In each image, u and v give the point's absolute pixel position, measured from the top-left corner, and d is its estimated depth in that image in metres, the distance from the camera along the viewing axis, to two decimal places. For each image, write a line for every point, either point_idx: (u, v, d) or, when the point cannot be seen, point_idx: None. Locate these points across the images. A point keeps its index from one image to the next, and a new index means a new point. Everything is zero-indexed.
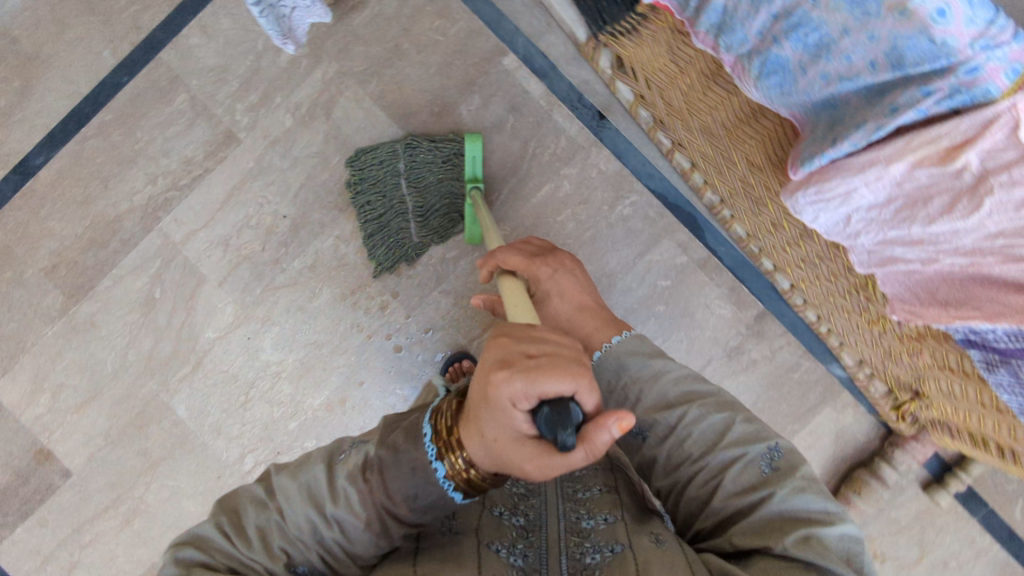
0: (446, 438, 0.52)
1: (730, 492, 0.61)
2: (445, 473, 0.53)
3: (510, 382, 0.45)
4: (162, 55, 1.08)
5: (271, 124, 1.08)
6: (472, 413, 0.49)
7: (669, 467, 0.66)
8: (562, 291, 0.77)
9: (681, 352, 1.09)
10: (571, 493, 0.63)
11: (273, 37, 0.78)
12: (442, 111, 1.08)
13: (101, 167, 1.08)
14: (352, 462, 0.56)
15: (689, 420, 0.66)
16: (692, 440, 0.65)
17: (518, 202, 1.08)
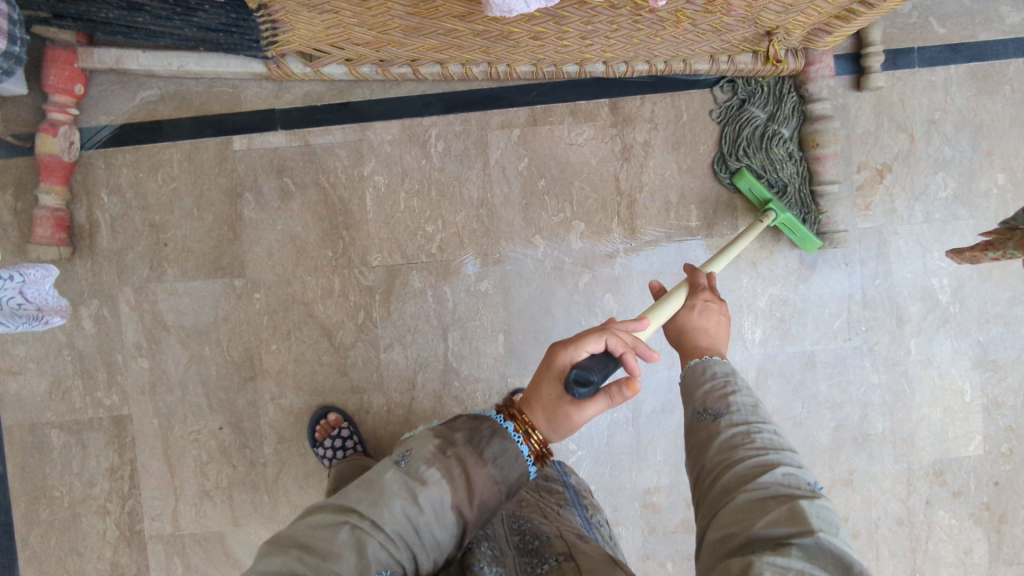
0: (521, 422, 0.56)
1: (779, 476, 0.53)
2: (527, 451, 0.55)
3: (568, 355, 0.58)
4: (6, 423, 1.03)
5: (135, 378, 1.03)
6: (534, 392, 0.58)
7: (725, 447, 0.57)
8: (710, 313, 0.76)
9: (589, 195, 1.05)
10: (530, 569, 0.59)
11: (33, 327, 0.76)
12: (237, 232, 1.03)
13: (61, 544, 1.04)
14: (423, 452, 0.54)
15: (766, 436, 0.58)
16: (768, 442, 0.57)
17: (362, 229, 1.04)
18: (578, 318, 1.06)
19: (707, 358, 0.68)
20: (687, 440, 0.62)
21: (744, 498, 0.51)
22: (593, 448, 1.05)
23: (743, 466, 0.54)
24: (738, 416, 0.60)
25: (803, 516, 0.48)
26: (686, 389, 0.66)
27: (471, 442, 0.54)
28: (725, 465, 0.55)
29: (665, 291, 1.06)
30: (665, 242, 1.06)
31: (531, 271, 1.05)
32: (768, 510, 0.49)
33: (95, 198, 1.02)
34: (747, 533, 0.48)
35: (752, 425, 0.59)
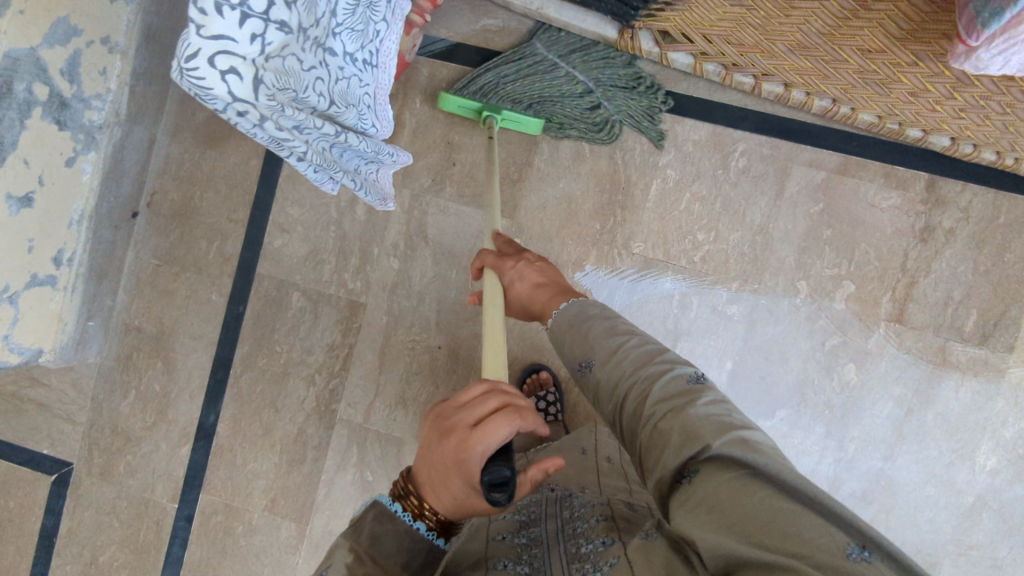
0: (412, 500, 0.53)
1: (662, 398, 0.57)
2: (426, 527, 0.54)
3: (478, 450, 0.49)
4: (260, 271, 1.11)
5: (381, 273, 1.09)
6: (436, 479, 0.52)
7: (611, 388, 0.62)
8: (523, 273, 0.80)
9: (869, 261, 1.02)
10: (572, 530, 0.57)
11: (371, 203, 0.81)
12: (521, 175, 1.06)
13: (265, 394, 1.11)
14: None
15: (641, 351, 0.63)
16: (638, 360, 0.62)
17: (636, 214, 1.05)
18: (812, 376, 1.03)
19: (559, 310, 0.73)
20: (586, 391, 0.68)
21: (650, 429, 0.56)
22: None
23: (635, 394, 0.59)
24: (602, 361, 0.64)
25: (696, 431, 0.51)
26: (561, 348, 0.71)
27: (360, 547, 0.51)
28: (633, 389, 0.60)
29: (911, 383, 1.01)
30: (931, 334, 1.01)
31: (783, 313, 1.03)
32: (666, 432, 0.53)
33: (409, 101, 1.08)
34: (658, 466, 0.52)
35: (618, 353, 0.64)
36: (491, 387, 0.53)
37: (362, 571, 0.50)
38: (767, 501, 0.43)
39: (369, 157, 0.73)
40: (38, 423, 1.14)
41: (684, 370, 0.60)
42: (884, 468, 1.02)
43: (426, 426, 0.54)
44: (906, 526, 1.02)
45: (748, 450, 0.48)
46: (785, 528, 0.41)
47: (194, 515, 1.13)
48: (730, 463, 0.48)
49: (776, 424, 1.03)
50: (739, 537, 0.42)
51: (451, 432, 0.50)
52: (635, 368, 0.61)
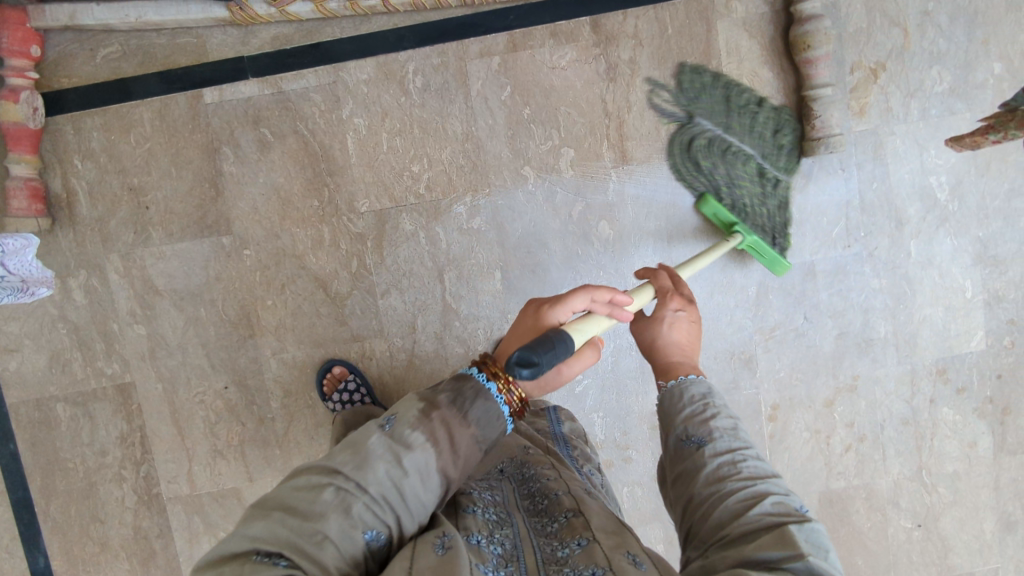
0: (497, 366, 0.55)
1: (771, 513, 0.52)
2: (501, 395, 0.54)
3: (554, 313, 0.61)
4: (10, 400, 1.03)
5: (132, 345, 1.02)
6: (526, 334, 0.61)
7: (712, 478, 0.56)
8: (678, 323, 0.72)
9: (575, 120, 1.02)
10: (545, 528, 0.64)
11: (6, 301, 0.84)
12: (218, 188, 1.01)
13: (82, 514, 1.05)
14: (408, 414, 0.52)
15: (752, 465, 0.57)
16: (755, 471, 0.56)
17: (347, 175, 1.01)
18: (575, 248, 1.04)
19: (677, 381, 0.65)
20: (669, 470, 0.61)
21: (744, 528, 0.51)
22: (599, 376, 1.05)
23: (741, 499, 0.54)
24: (720, 443, 0.58)
25: (792, 537, 0.49)
26: (663, 422, 0.63)
27: (460, 404, 0.53)
28: (717, 488, 0.55)
29: (660, 213, 1.04)
30: (657, 162, 1.04)
31: (523, 204, 1.03)
32: (750, 534, 0.50)
33: (71, 165, 0.99)
34: (738, 555, 0.49)
35: (727, 450, 0.58)
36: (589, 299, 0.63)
37: (441, 429, 0.51)
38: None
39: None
40: None
41: (792, 496, 0.55)
42: None
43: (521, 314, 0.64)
44: (714, 337, 1.07)
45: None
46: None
47: None
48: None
49: None
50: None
51: (535, 309, 0.62)
52: (749, 477, 0.56)
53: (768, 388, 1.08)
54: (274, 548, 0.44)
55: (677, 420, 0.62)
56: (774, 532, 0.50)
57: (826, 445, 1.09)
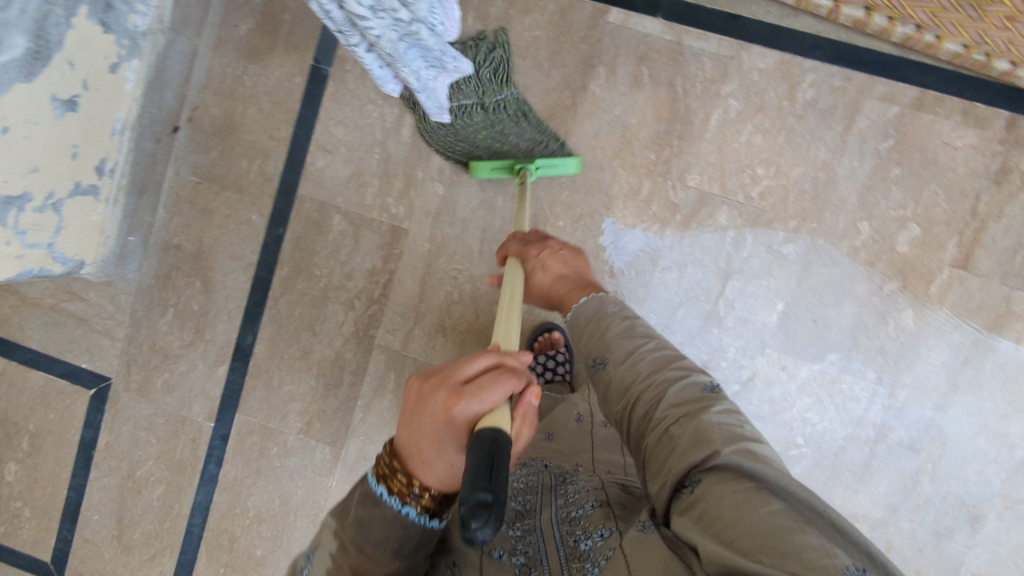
0: (399, 481, 0.52)
1: (675, 404, 0.62)
2: (415, 511, 0.52)
3: (469, 407, 0.49)
4: (301, 192, 1.08)
5: (424, 198, 1.06)
6: (427, 453, 0.50)
7: (621, 391, 0.67)
8: (545, 264, 0.86)
9: (938, 202, 0.97)
10: (567, 515, 0.62)
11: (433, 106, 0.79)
12: (575, 100, 1.02)
13: (303, 318, 1.10)
14: (321, 559, 0.54)
15: (653, 356, 0.67)
16: (654, 362, 0.66)
17: (695, 146, 1.00)
18: (867, 321, 0.99)
19: (581, 304, 0.78)
20: (597, 394, 0.71)
21: (668, 429, 0.60)
22: (820, 451, 1.01)
23: (650, 402, 0.63)
24: (616, 354, 0.69)
25: (704, 433, 0.57)
26: (581, 347, 0.75)
27: (354, 535, 0.53)
28: (653, 383, 0.64)
29: (970, 333, 0.98)
30: (997, 283, 0.97)
31: (841, 255, 0.99)
32: (675, 439, 0.58)
33: (463, 19, 1.03)
34: (670, 472, 0.56)
35: (632, 354, 0.68)
36: (497, 360, 0.53)
37: (352, 561, 0.53)
38: (769, 516, 0.48)
39: (436, 61, 0.70)
40: (78, 335, 1.15)
41: (700, 381, 0.65)
42: (935, 418, 0.99)
43: (411, 393, 0.53)
44: (954, 478, 0.99)
45: (755, 461, 0.53)
46: (792, 542, 0.45)
47: (230, 435, 1.14)
48: (735, 471, 0.53)
49: (826, 368, 1.00)
50: (739, 551, 0.47)
51: (432, 397, 0.51)
52: (649, 371, 0.66)
53: (979, 556, 1.00)
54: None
55: (590, 348, 0.73)
56: (686, 438, 0.57)
57: None
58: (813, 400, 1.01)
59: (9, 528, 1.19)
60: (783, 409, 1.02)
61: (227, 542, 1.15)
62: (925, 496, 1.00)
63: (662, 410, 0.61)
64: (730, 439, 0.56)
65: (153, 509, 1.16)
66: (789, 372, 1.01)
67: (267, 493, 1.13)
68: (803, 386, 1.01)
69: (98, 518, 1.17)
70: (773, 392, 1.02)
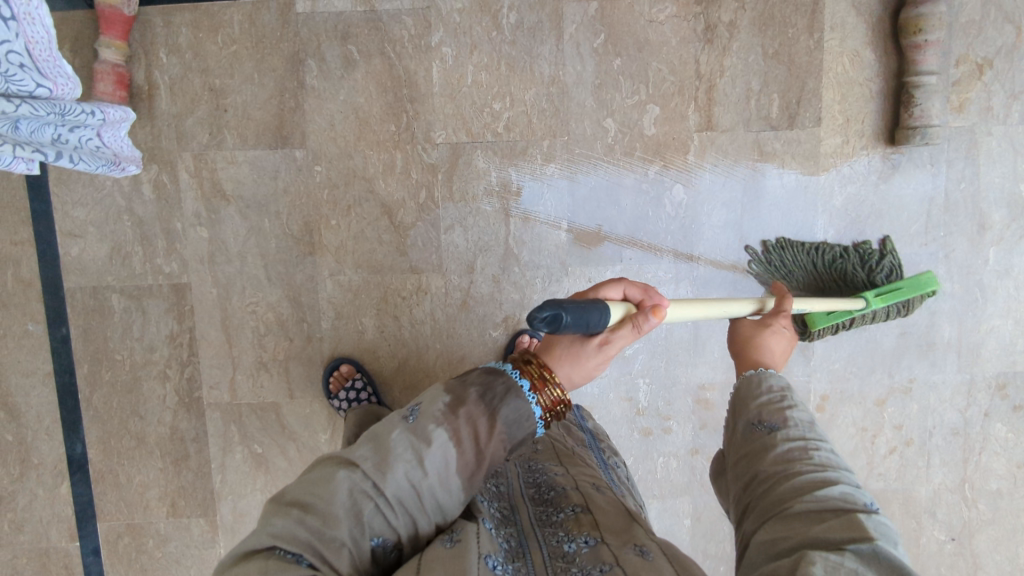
0: (535, 371, 0.53)
1: (838, 495, 0.50)
2: (540, 404, 0.52)
3: (612, 293, 0.58)
4: (68, 285, 1.03)
5: (192, 247, 1.02)
6: (565, 351, 0.54)
7: (781, 459, 0.54)
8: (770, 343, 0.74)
9: (665, 77, 1.00)
10: (546, 517, 0.63)
11: (101, 169, 0.78)
12: (298, 100, 0.99)
13: (124, 407, 1.06)
14: (429, 411, 0.51)
15: (824, 454, 0.55)
16: (825, 460, 0.54)
17: (428, 103, 1.00)
18: (646, 209, 1.02)
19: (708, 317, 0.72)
20: (739, 454, 0.59)
21: (805, 502, 0.49)
22: (651, 341, 1.06)
23: (809, 475, 0.52)
24: (795, 430, 0.57)
25: (858, 523, 0.46)
26: (738, 404, 0.62)
27: (484, 399, 0.51)
28: (785, 456, 0.54)
29: (738, 187, 1.02)
30: (742, 132, 1.01)
31: (599, 157, 1.01)
32: (823, 512, 0.48)
33: (156, 58, 0.99)
34: (803, 532, 0.47)
35: (812, 432, 0.57)
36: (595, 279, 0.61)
37: (468, 435, 0.50)
38: None
39: (71, 121, 0.68)
40: None
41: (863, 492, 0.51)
42: (737, 273, 1.04)
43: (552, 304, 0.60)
44: None
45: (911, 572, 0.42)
46: None
47: (100, 546, 1.09)
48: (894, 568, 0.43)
49: (628, 264, 1.04)
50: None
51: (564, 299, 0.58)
52: (826, 465, 0.53)
53: (820, 380, 1.07)
54: (294, 547, 0.45)
55: (751, 413, 0.60)
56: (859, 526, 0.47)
57: (870, 444, 1.09)
58: None
59: None
60: None
61: None
62: None
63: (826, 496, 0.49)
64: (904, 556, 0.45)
65: None
66: (597, 281, 1.04)
67: None
68: None
69: None
70: None
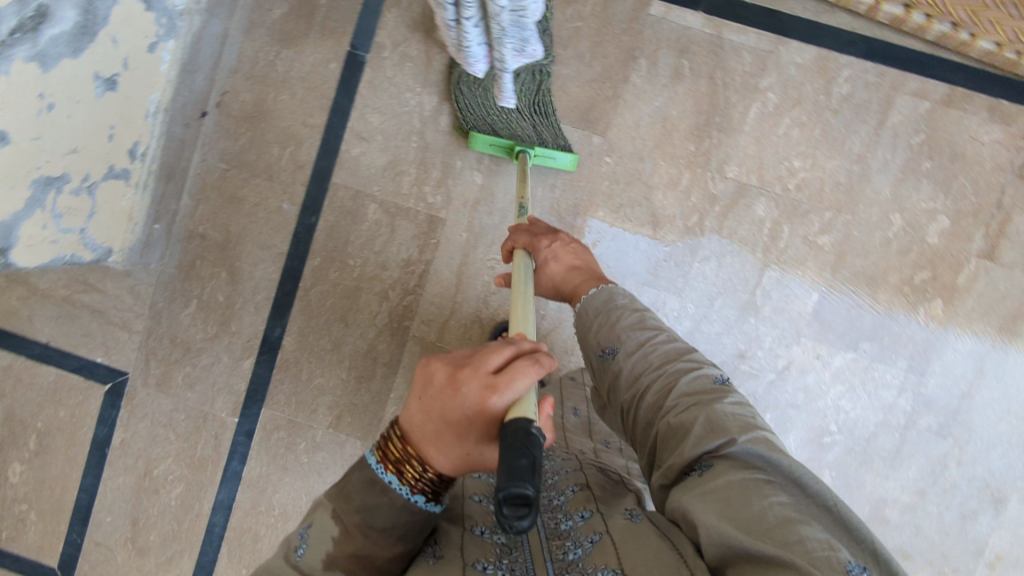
0: (411, 469, 0.50)
1: (687, 393, 0.63)
2: (422, 493, 0.51)
3: (499, 400, 0.49)
4: (335, 180, 1.06)
5: (461, 188, 1.05)
6: (449, 440, 0.50)
7: (632, 379, 0.68)
8: (557, 256, 0.84)
9: (966, 193, 1.00)
10: (548, 503, 0.62)
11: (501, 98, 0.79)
12: (616, 91, 1.02)
13: (334, 309, 1.07)
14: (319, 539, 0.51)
15: (661, 350, 0.69)
16: (664, 358, 0.68)
17: (733, 138, 1.02)
18: (898, 311, 1.02)
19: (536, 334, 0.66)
20: (601, 382, 0.73)
21: (670, 420, 0.61)
22: (853, 438, 1.03)
23: (658, 389, 0.65)
24: (626, 345, 0.70)
25: (719, 423, 0.57)
26: (583, 332, 0.75)
27: (364, 516, 0.51)
28: (639, 381, 0.67)
29: (995, 323, 1.02)
30: (1020, 274, 1.00)
31: (874, 246, 1.01)
32: (688, 425, 0.59)
33: None
34: (681, 453, 0.57)
35: (647, 342, 0.70)
36: (514, 351, 0.53)
37: (357, 548, 0.51)
38: (770, 507, 0.48)
39: (519, 44, 0.68)
40: (93, 329, 1.10)
41: (709, 371, 0.66)
42: (962, 404, 1.02)
43: (435, 368, 0.52)
44: (980, 461, 1.03)
45: (768, 448, 0.54)
46: (792, 532, 0.46)
47: (255, 430, 1.10)
48: (749, 460, 0.54)
49: (860, 356, 1.03)
50: (742, 530, 0.47)
51: (466, 390, 0.50)
52: (662, 363, 0.67)
53: (1001, 537, 1.04)
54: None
55: (591, 342, 0.73)
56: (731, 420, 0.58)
57: None
58: (846, 388, 1.03)
59: (14, 532, 1.14)
60: (818, 397, 1.03)
61: (251, 542, 1.11)
62: (953, 481, 1.04)
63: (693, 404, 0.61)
64: (747, 430, 0.57)
65: (171, 509, 1.12)
66: (824, 360, 1.03)
67: (293, 489, 1.10)
68: (837, 374, 1.03)
69: (111, 518, 1.13)
70: (809, 379, 1.03)
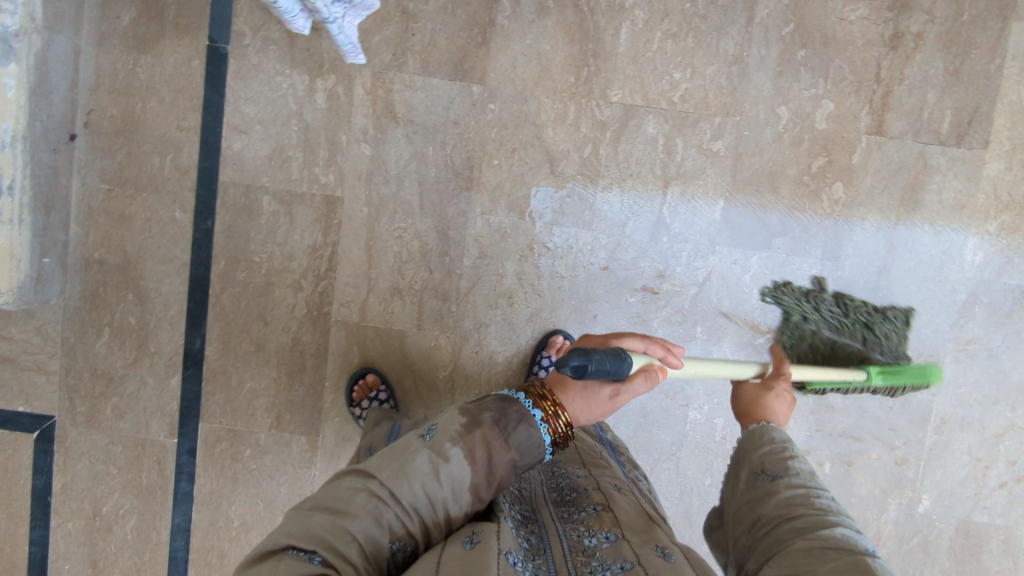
0: (538, 391, 0.60)
1: (840, 535, 0.52)
2: (547, 431, 0.57)
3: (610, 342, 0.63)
4: (223, 179, 1.03)
5: (352, 162, 1.03)
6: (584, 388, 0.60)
7: (782, 503, 0.58)
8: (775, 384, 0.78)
9: (844, 74, 1.01)
10: (568, 516, 0.62)
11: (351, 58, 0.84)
12: (486, 36, 1.01)
13: (250, 309, 1.05)
14: (448, 429, 0.55)
15: (827, 499, 0.58)
16: (827, 504, 0.57)
17: (610, 61, 1.01)
18: (803, 202, 1.02)
19: (761, 425, 0.70)
20: (738, 498, 0.63)
21: (805, 543, 0.52)
22: (783, 333, 1.05)
23: (807, 518, 0.54)
24: (796, 477, 0.60)
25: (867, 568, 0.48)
26: (744, 453, 0.67)
27: (489, 433, 0.55)
28: (783, 505, 0.57)
29: (896, 195, 1.03)
30: (910, 142, 1.02)
31: (767, 142, 1.02)
32: (829, 558, 0.50)
33: None
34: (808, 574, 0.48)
35: (810, 487, 0.59)
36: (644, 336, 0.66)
37: (481, 436, 0.55)
38: None
39: None
40: (8, 378, 1.07)
41: (872, 539, 0.54)
42: (880, 280, 1.04)
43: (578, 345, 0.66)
44: (908, 332, 1.04)
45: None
46: None
47: (197, 447, 1.08)
48: None
49: (774, 253, 1.03)
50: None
51: (596, 340, 0.66)
52: (829, 509, 0.56)
53: (943, 401, 1.05)
54: (309, 544, 0.47)
55: (744, 464, 0.65)
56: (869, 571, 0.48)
57: (982, 475, 1.06)
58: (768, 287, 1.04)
59: None
60: (742, 300, 1.04)
61: (217, 559, 1.10)
62: None
63: (835, 544, 0.51)
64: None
65: (130, 543, 1.10)
66: (741, 263, 1.03)
67: (248, 499, 1.09)
68: (755, 275, 1.04)
69: (70, 566, 1.11)
70: (731, 285, 1.04)
